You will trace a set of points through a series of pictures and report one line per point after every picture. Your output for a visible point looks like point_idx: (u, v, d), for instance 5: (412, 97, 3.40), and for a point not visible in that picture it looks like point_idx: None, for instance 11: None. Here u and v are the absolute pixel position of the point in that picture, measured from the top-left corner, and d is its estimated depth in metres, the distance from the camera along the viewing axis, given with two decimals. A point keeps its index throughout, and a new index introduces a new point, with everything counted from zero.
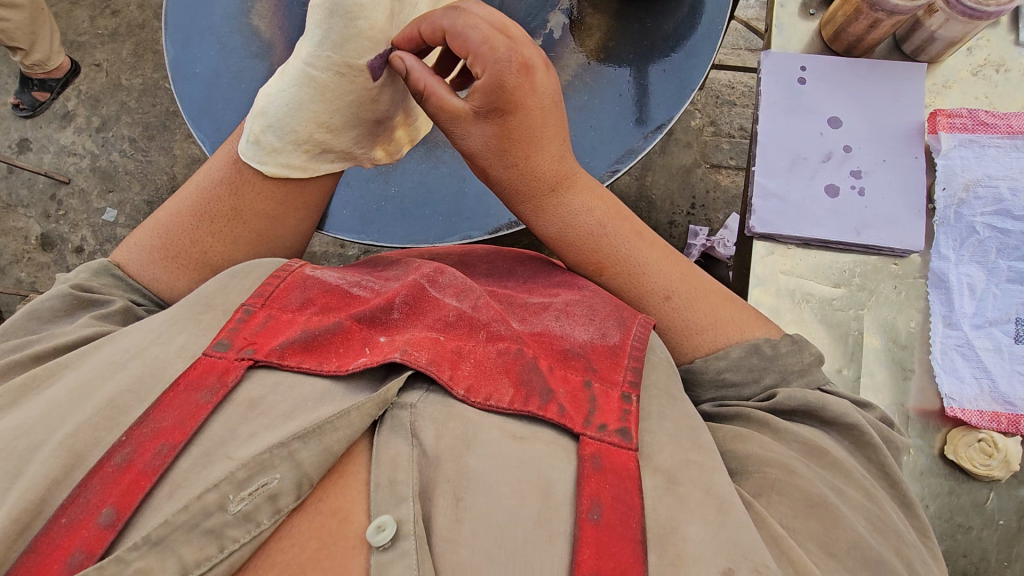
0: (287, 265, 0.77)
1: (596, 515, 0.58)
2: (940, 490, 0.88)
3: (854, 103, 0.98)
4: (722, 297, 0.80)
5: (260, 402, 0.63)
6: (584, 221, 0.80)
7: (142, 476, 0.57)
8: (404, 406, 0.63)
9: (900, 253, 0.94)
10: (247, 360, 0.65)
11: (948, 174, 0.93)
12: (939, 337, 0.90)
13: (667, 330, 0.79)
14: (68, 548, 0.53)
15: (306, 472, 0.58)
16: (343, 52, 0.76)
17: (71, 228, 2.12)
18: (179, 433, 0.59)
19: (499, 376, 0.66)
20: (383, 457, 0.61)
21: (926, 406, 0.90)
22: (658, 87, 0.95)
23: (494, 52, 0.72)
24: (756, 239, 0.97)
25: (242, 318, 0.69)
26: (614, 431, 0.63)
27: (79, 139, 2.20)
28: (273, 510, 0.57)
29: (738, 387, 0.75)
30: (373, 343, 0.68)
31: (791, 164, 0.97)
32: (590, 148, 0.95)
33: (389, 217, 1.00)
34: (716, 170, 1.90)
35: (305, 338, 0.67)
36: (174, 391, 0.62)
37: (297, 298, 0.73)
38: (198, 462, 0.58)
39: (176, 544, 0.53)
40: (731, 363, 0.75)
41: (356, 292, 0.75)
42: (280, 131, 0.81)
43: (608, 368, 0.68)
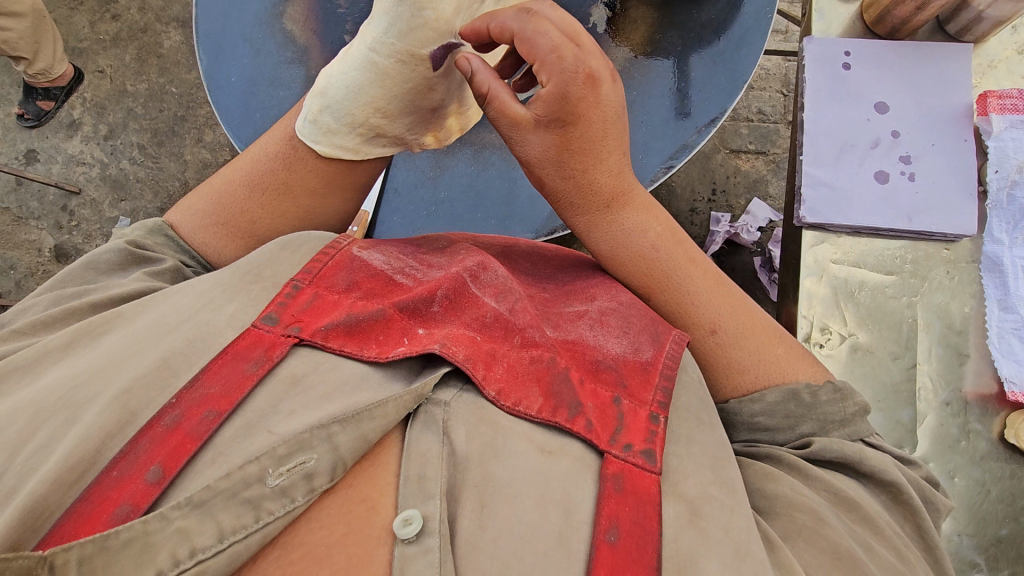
0: (335, 242, 0.75)
1: (613, 537, 0.57)
2: (1002, 474, 0.87)
3: (901, 89, 0.98)
4: (771, 332, 0.79)
5: (302, 379, 0.61)
6: (638, 243, 0.79)
7: (189, 439, 0.55)
8: (438, 404, 0.62)
9: (952, 238, 0.93)
10: (293, 338, 0.63)
11: (1000, 156, 0.92)
12: (995, 321, 0.90)
13: (709, 362, 0.77)
14: (117, 500, 0.51)
15: (342, 456, 0.56)
16: (408, 40, 0.75)
17: (84, 239, 2.10)
18: (226, 402, 0.57)
19: (530, 384, 0.65)
20: (414, 452, 0.59)
21: (983, 390, 0.90)
22: (703, 79, 0.94)
23: (560, 61, 0.70)
24: (806, 228, 0.96)
25: (290, 294, 0.67)
26: (640, 452, 0.63)
27: (87, 148, 2.17)
28: (309, 488, 0.54)
29: (776, 432, 0.72)
30: (413, 334, 0.66)
31: (839, 151, 0.96)
32: (641, 145, 0.96)
33: (442, 223, 1.01)
34: (736, 155, 1.88)
35: (349, 322, 0.65)
36: (222, 358, 0.61)
37: (344, 280, 0.71)
38: (240, 432, 0.56)
39: (216, 510, 0.50)
40: (767, 408, 0.73)
41: (400, 280, 0.72)
42: (337, 113, 0.80)
43: (639, 386, 0.68)
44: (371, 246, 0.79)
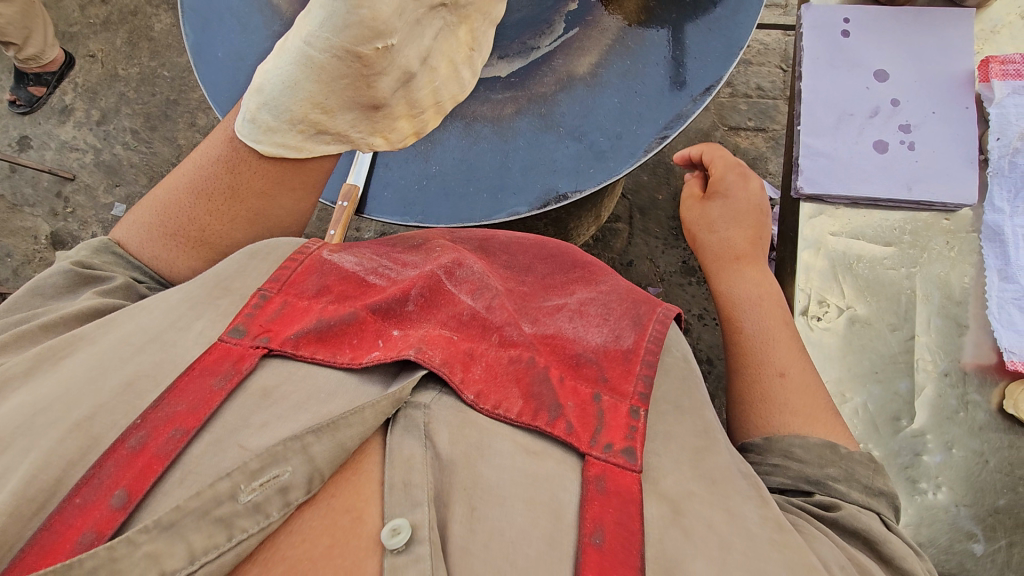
0: (304, 248, 0.76)
1: (599, 539, 0.55)
2: (1001, 445, 0.87)
3: (901, 54, 0.96)
4: (828, 416, 0.76)
5: (273, 391, 0.61)
6: (739, 285, 0.88)
7: (156, 459, 0.54)
8: (417, 407, 0.62)
9: (952, 208, 0.92)
10: (262, 349, 0.63)
11: (1003, 123, 0.90)
12: (995, 291, 0.89)
13: (753, 399, 0.79)
14: (80, 528, 0.50)
15: (318, 468, 0.55)
16: (342, 36, 0.68)
17: (79, 225, 2.08)
18: (193, 418, 0.57)
19: (511, 386, 0.65)
20: (397, 458, 0.58)
21: (982, 361, 0.89)
22: (699, 47, 0.93)
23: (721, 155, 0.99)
24: (803, 200, 0.95)
25: (258, 304, 0.67)
26: (621, 451, 0.61)
27: (80, 134, 2.15)
28: (284, 502, 0.54)
29: (808, 465, 0.70)
30: (387, 336, 0.67)
31: (838, 120, 0.95)
32: (636, 116, 0.93)
33: (433, 194, 0.98)
34: (735, 132, 1.85)
35: (320, 326, 0.66)
36: (189, 375, 0.60)
37: (314, 284, 0.71)
38: (211, 447, 0.56)
39: (186, 531, 0.50)
40: (802, 441, 0.72)
41: (372, 280, 0.73)
42: (274, 110, 0.76)
43: (619, 377, 0.68)
44: (343, 249, 0.80)
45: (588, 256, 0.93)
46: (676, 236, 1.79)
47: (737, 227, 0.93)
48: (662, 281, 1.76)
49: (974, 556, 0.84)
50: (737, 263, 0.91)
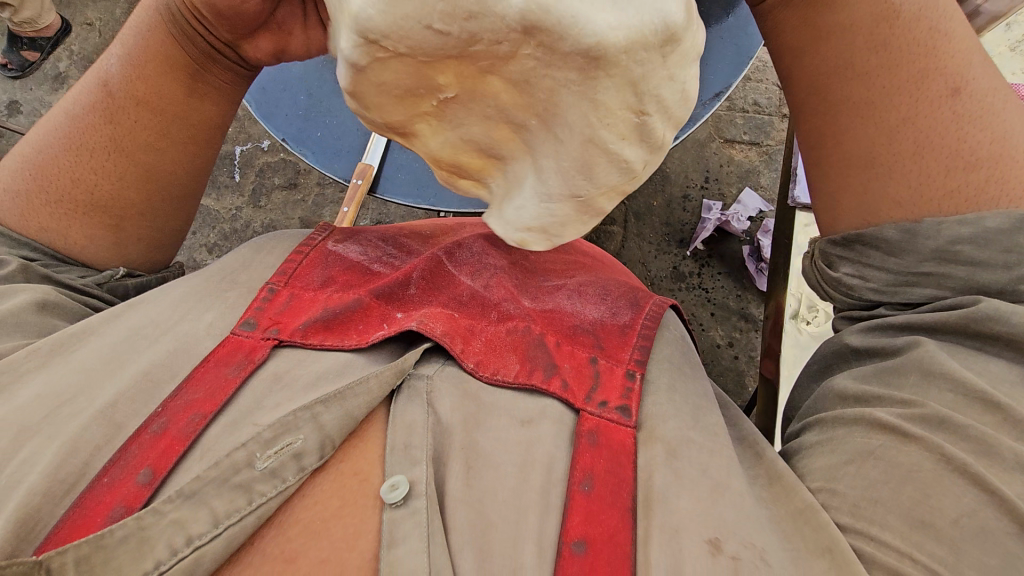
0: (310, 239, 0.79)
1: (588, 486, 0.58)
2: None
3: None
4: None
5: (284, 375, 0.64)
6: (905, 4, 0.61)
7: (177, 441, 0.57)
8: (420, 377, 0.64)
9: None
10: (272, 340, 0.66)
11: None
12: None
13: (920, 165, 0.61)
14: (109, 504, 0.52)
15: (329, 434, 0.58)
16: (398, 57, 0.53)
17: None
18: (210, 404, 0.60)
19: (508, 353, 0.69)
20: (400, 423, 0.60)
21: None
22: (715, 53, 0.96)
23: None
24: (800, 209, 1.03)
25: (267, 297, 0.70)
26: (614, 408, 0.63)
27: None
28: (298, 468, 0.56)
29: (981, 266, 0.57)
30: (392, 319, 0.69)
31: None
32: None
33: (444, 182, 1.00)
34: (730, 145, 1.91)
35: (326, 316, 0.69)
36: (204, 367, 0.63)
37: (319, 276, 0.75)
38: (227, 429, 0.59)
39: (208, 498, 0.52)
40: (980, 222, 0.58)
41: (376, 270, 0.78)
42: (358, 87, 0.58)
43: (615, 346, 0.69)
44: (348, 237, 0.83)
45: (590, 251, 0.96)
46: (668, 241, 1.84)
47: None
48: (653, 285, 1.79)
49: None
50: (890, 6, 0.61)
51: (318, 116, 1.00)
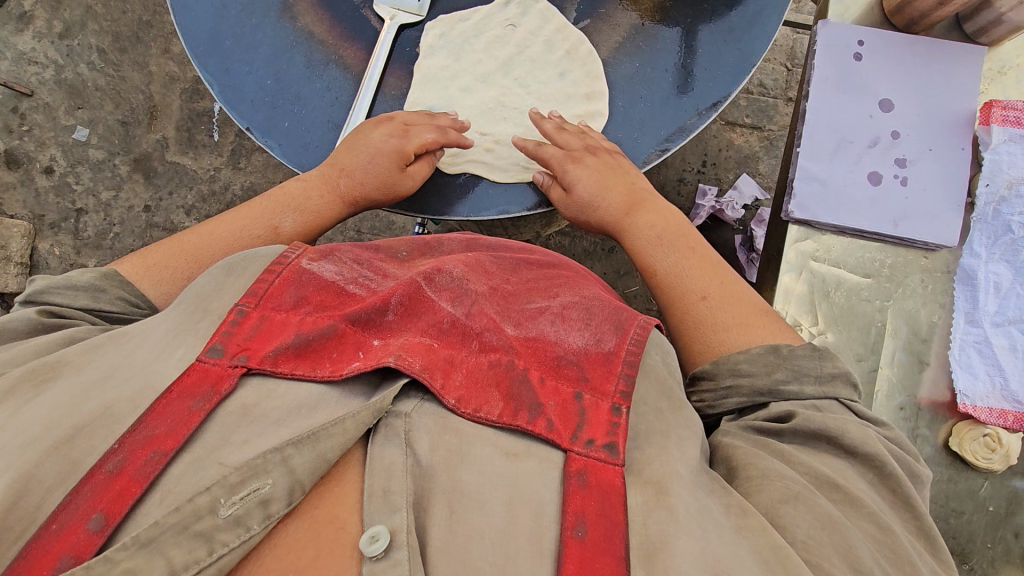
0: (282, 257, 0.73)
1: (581, 532, 0.54)
2: (940, 478, 0.92)
3: (910, 89, 0.94)
4: (766, 319, 0.79)
5: (253, 409, 0.59)
6: (641, 231, 0.90)
7: (134, 482, 0.52)
8: (398, 416, 0.62)
9: (932, 247, 0.93)
10: (240, 368, 0.61)
11: (993, 169, 0.91)
12: (960, 333, 0.91)
13: (682, 323, 0.83)
14: (57, 553, 0.48)
15: (299, 479, 0.54)
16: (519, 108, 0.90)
17: (37, 146, 2.01)
18: (172, 440, 0.55)
19: (490, 389, 0.65)
20: (378, 464, 0.58)
21: (935, 397, 0.92)
22: (713, 57, 0.89)
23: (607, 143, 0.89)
24: (791, 223, 0.95)
25: (235, 321, 0.65)
26: (602, 446, 0.61)
27: (39, 45, 2.04)
28: (264, 515, 0.52)
29: (750, 375, 0.72)
30: (367, 347, 0.67)
31: (836, 147, 0.94)
32: (637, 123, 0.91)
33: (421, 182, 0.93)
34: (731, 128, 1.83)
35: (299, 342, 0.65)
36: (167, 398, 0.58)
37: (292, 296, 0.70)
38: (191, 467, 0.54)
39: (165, 547, 0.49)
40: (748, 356, 0.74)
41: (352, 291, 0.73)
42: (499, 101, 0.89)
43: (600, 379, 0.67)
44: (324, 253, 0.78)
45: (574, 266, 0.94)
46: None
47: (609, 193, 0.90)
48: None
49: None
50: (630, 218, 0.91)
51: (286, 104, 0.92)
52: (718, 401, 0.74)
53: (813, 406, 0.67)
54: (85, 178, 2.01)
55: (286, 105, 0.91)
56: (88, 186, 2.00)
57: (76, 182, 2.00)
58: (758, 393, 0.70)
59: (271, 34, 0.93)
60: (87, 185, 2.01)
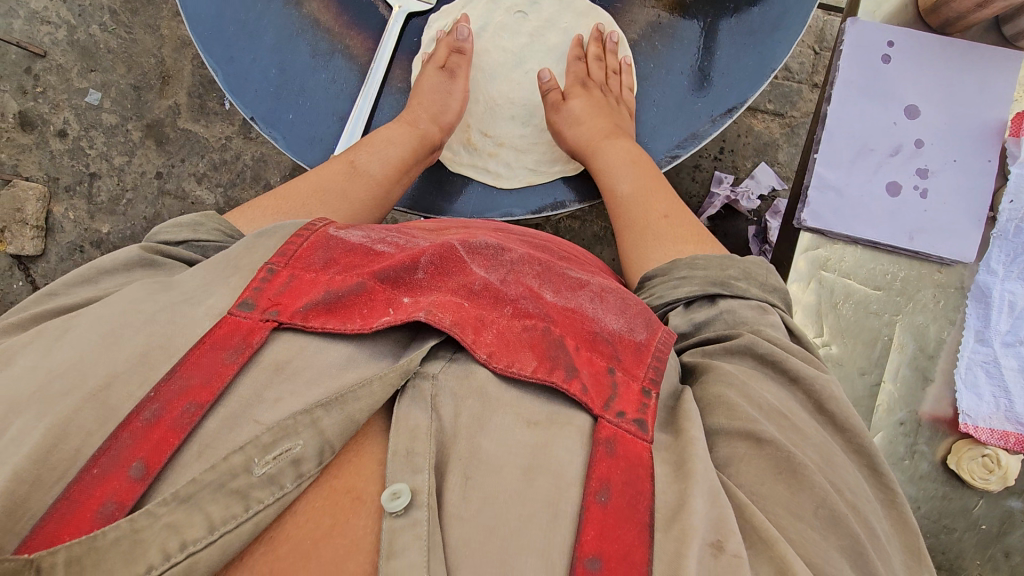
0: (310, 223, 0.69)
1: (604, 498, 0.52)
2: (935, 494, 0.92)
3: (938, 94, 0.90)
4: (703, 235, 0.78)
5: (286, 365, 0.56)
6: (621, 141, 0.87)
7: (171, 433, 0.51)
8: (426, 377, 0.58)
9: (948, 261, 0.90)
10: (272, 322, 0.58)
11: (1019, 185, 0.87)
12: (968, 351, 0.90)
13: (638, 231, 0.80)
14: (100, 499, 0.47)
15: (328, 440, 0.52)
16: (527, 161, 0.92)
17: (51, 109, 2.01)
18: (207, 392, 0.53)
19: (521, 348, 0.61)
20: (402, 427, 0.55)
21: (938, 413, 0.91)
22: (730, 62, 0.85)
23: (594, 86, 0.93)
24: (804, 231, 0.92)
25: (265, 278, 0.61)
26: (632, 420, 0.58)
27: (52, 5, 2.01)
28: (297, 474, 0.51)
29: (715, 285, 0.69)
30: (397, 304, 0.62)
31: (856, 155, 0.91)
32: (652, 129, 0.91)
33: (427, 184, 0.93)
34: (753, 114, 1.77)
35: (329, 299, 0.61)
36: (200, 349, 0.55)
37: (320, 256, 0.65)
38: (225, 425, 0.53)
39: (203, 502, 0.47)
40: (704, 258, 0.73)
41: (381, 249, 0.68)
42: (506, 165, 0.91)
43: (633, 362, 0.62)
44: (349, 226, 0.73)
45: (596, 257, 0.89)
46: None
47: (598, 115, 0.90)
48: None
49: None
50: (613, 133, 0.89)
51: (290, 96, 0.90)
52: (664, 293, 0.72)
53: (760, 308, 0.68)
54: (98, 143, 2.01)
55: (291, 99, 0.90)
56: (101, 150, 2.01)
57: (88, 146, 2.01)
58: (711, 286, 0.70)
59: (277, 21, 0.90)
60: (100, 149, 2.01)
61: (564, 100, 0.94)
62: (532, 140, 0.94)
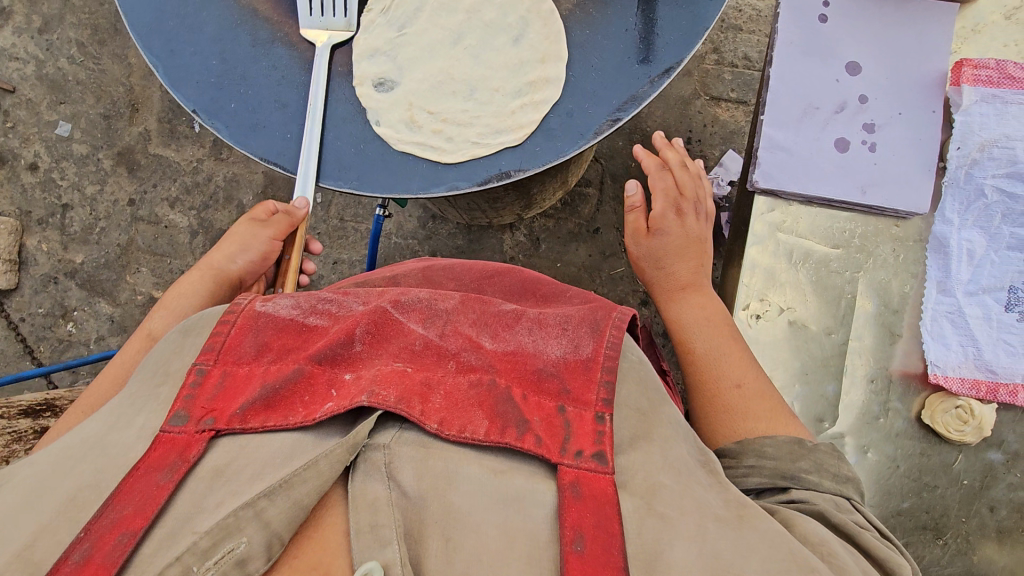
0: (235, 304, 0.70)
1: (580, 545, 0.52)
2: (913, 452, 0.89)
3: (877, 48, 0.91)
4: (784, 417, 0.76)
5: (225, 469, 0.56)
6: (688, 311, 0.89)
7: (102, 569, 0.48)
8: (377, 448, 0.57)
9: (903, 214, 0.90)
10: (208, 432, 0.58)
11: (964, 132, 0.87)
12: (931, 302, 0.89)
13: (720, 411, 0.79)
14: None
15: (275, 532, 0.50)
16: (470, 132, 0.88)
17: (21, 143, 2.01)
18: (140, 519, 0.51)
19: (471, 408, 0.62)
20: (361, 503, 0.53)
21: (908, 369, 0.89)
22: (667, 22, 0.83)
23: (666, 228, 0.95)
24: (758, 193, 0.92)
25: (196, 382, 0.63)
26: (591, 456, 0.58)
27: (19, 41, 2.03)
28: (242, 574, 0.49)
29: (791, 473, 0.68)
30: (339, 383, 0.64)
31: (802, 114, 0.91)
32: (589, 93, 0.85)
33: (371, 163, 0.87)
34: (716, 103, 1.79)
35: (265, 393, 0.62)
36: (133, 476, 0.54)
37: (251, 345, 0.67)
38: (163, 543, 0.51)
39: None
40: (774, 440, 0.71)
41: (313, 323, 0.70)
42: (450, 140, 0.88)
43: (582, 387, 0.64)
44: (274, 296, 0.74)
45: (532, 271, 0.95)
46: None
47: (681, 261, 0.94)
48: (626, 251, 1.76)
49: None
50: (684, 292, 0.92)
51: (231, 85, 0.88)
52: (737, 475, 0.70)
53: (835, 502, 0.66)
54: (69, 173, 2.01)
55: (233, 86, 0.88)
56: (72, 181, 2.00)
57: (60, 177, 2.00)
58: (781, 477, 0.68)
59: (217, 14, 0.90)
60: (71, 180, 2.01)
61: (653, 245, 0.95)
62: (475, 110, 0.90)
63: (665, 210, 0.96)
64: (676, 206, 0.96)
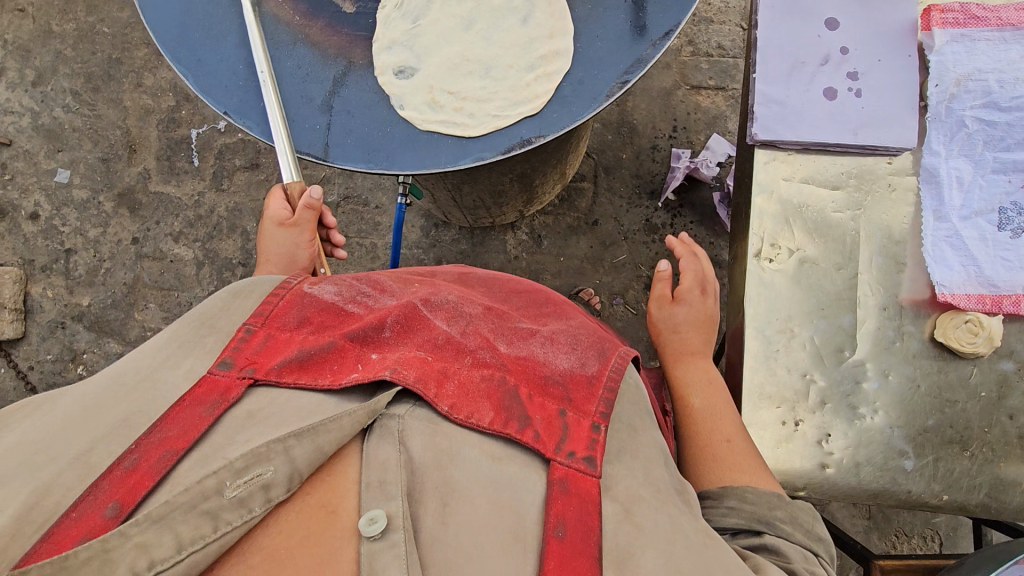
0: (284, 283, 0.75)
1: (560, 531, 0.57)
2: (931, 370, 0.94)
3: (852, 4, 0.99)
4: (761, 475, 0.81)
5: (258, 413, 0.60)
6: (692, 371, 0.94)
7: (147, 476, 0.53)
8: (392, 417, 0.60)
9: (894, 151, 0.97)
10: (248, 379, 0.62)
11: (940, 70, 0.95)
12: (931, 228, 0.94)
13: (710, 464, 0.83)
14: (74, 537, 0.47)
15: (298, 467, 0.53)
16: (488, 107, 0.94)
17: (21, 193, 2.04)
18: (183, 440, 0.56)
19: (480, 399, 0.65)
20: (372, 461, 0.57)
21: (917, 296, 0.95)
22: None
23: (684, 304, 0.98)
24: (758, 146, 0.98)
25: (243, 338, 0.66)
26: (582, 458, 0.63)
27: (14, 96, 2.08)
28: (265, 499, 0.52)
29: (763, 519, 0.73)
30: (365, 360, 0.66)
31: (790, 69, 0.98)
32: (596, 60, 0.91)
33: (395, 143, 0.92)
34: (697, 92, 1.88)
35: (302, 356, 0.65)
36: (179, 406, 0.59)
37: (294, 316, 0.70)
38: (198, 462, 0.55)
39: (174, 523, 0.47)
40: (755, 489, 0.76)
41: (350, 309, 0.73)
42: (469, 115, 0.93)
43: (583, 399, 0.69)
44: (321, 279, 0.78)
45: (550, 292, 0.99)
46: (638, 195, 1.83)
47: (696, 332, 0.97)
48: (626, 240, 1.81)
49: (904, 471, 0.91)
50: (691, 357, 0.95)
51: (257, 86, 0.93)
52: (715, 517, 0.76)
53: (803, 554, 0.71)
54: (71, 219, 2.03)
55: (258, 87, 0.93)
56: (74, 226, 2.02)
57: (61, 224, 2.02)
58: (757, 521, 0.73)
59: (238, 22, 0.96)
60: (73, 226, 2.03)
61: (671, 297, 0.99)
62: (490, 87, 0.96)
63: (691, 286, 1.00)
64: (701, 286, 1.00)
